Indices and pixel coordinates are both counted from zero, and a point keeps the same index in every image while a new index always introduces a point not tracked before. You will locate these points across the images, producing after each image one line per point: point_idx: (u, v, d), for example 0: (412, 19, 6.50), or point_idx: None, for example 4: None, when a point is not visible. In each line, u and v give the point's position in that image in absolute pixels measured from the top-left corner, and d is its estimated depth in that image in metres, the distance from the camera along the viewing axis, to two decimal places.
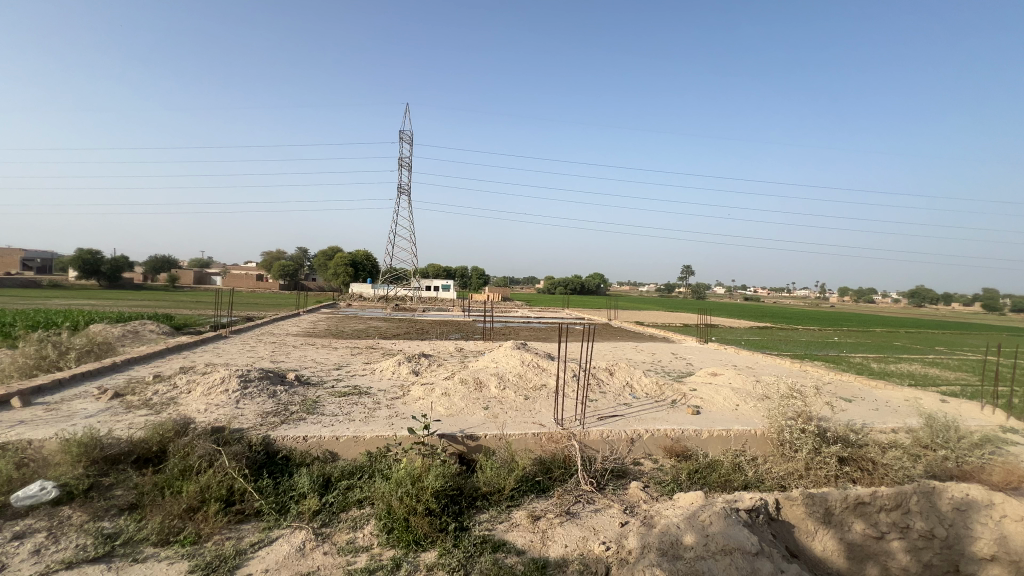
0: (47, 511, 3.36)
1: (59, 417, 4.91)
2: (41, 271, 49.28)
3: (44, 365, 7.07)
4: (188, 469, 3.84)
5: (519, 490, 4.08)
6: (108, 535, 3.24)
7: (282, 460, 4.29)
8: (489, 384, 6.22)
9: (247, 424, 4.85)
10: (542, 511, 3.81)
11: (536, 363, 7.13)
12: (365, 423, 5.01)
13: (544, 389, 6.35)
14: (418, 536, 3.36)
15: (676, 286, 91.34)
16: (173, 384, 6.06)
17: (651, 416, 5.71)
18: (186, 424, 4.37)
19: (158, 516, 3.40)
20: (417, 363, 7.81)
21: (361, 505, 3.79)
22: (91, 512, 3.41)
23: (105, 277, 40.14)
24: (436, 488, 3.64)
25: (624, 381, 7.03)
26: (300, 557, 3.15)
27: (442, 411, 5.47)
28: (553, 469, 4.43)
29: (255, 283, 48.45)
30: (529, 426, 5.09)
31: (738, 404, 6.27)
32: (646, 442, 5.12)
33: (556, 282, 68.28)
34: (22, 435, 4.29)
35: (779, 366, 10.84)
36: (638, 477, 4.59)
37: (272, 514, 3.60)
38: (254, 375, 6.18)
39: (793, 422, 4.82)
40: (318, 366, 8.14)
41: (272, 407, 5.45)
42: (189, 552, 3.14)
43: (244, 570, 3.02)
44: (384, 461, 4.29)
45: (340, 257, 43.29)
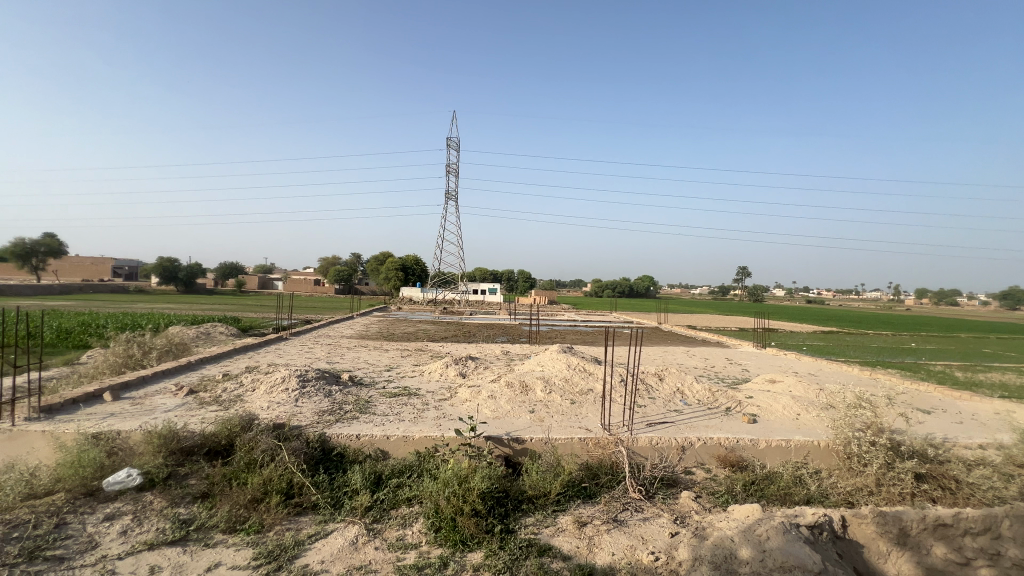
0: (132, 496, 3.70)
1: (143, 411, 5.39)
2: (128, 278, 54.19)
3: (131, 362, 7.81)
4: (252, 462, 4.10)
5: (565, 494, 4.05)
6: (183, 521, 3.52)
7: (337, 457, 4.48)
8: (536, 388, 6.21)
9: (305, 422, 5.11)
10: (589, 517, 3.76)
11: (583, 367, 7.06)
12: (413, 423, 5.14)
13: (590, 394, 6.26)
14: (465, 536, 3.41)
15: (730, 288, 87.97)
16: (240, 382, 6.50)
17: (703, 424, 5.49)
18: (251, 420, 4.66)
19: (227, 506, 3.66)
20: (464, 365, 7.92)
21: (410, 503, 3.90)
22: (169, 499, 3.71)
23: (182, 283, 43.67)
24: (482, 489, 3.67)
25: (675, 387, 6.80)
26: (353, 551, 3.28)
27: (488, 413, 5.53)
28: (600, 475, 4.36)
29: (314, 287, 51.15)
30: (575, 430, 5.03)
31: (800, 413, 5.92)
32: (697, 450, 4.91)
33: (604, 285, 67.53)
34: (112, 426, 4.75)
35: (845, 373, 10.14)
36: (689, 487, 4.43)
37: (327, 508, 3.77)
38: (311, 374, 6.51)
39: (861, 434, 4.48)
40: (370, 367, 8.44)
41: (327, 406, 5.71)
42: (253, 540, 3.35)
43: (302, 560, 3.18)
44: (432, 461, 4.39)
45: (392, 262, 44.92)
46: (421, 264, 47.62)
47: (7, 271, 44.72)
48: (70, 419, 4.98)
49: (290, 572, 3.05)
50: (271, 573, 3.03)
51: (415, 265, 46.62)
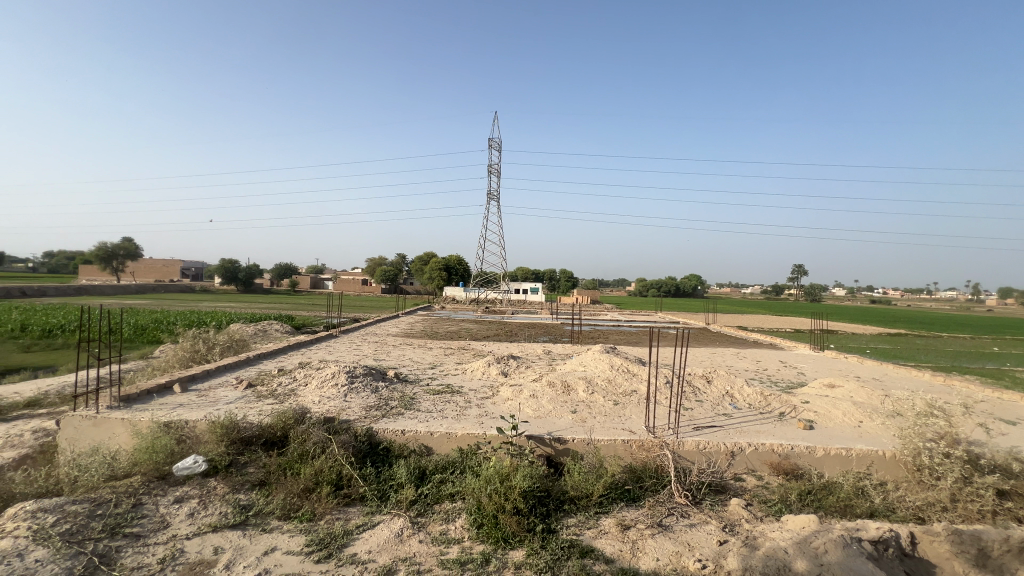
0: (198, 481, 3.97)
1: (207, 402, 5.77)
2: (194, 279, 58.13)
3: (197, 357, 8.38)
4: (304, 453, 4.30)
5: (608, 496, 3.99)
6: (243, 506, 3.74)
7: (383, 451, 4.62)
8: (578, 388, 6.16)
9: (354, 417, 5.31)
10: (632, 521, 3.68)
11: (626, 367, 6.93)
12: (456, 420, 5.22)
13: (634, 395, 6.13)
14: (507, 533, 3.43)
15: (784, 288, 83.73)
16: (293, 377, 6.84)
17: (755, 429, 5.25)
18: (303, 413, 4.89)
19: (282, 493, 3.86)
20: (506, 364, 7.97)
21: (453, 499, 3.97)
22: (230, 485, 3.96)
23: (241, 283, 46.37)
24: (524, 488, 3.68)
25: (724, 390, 6.54)
26: (398, 542, 3.38)
27: (530, 412, 5.54)
28: (644, 479, 4.26)
29: (362, 288, 53.00)
30: (619, 432, 4.94)
31: (862, 420, 5.55)
32: (748, 456, 4.70)
33: (648, 285, 66.06)
34: (181, 416, 5.12)
35: (915, 379, 9.39)
36: (739, 494, 4.25)
37: (374, 500, 3.90)
38: (359, 371, 6.76)
39: (933, 444, 4.14)
40: (414, 365, 8.66)
41: (374, 402, 5.91)
42: (305, 528, 3.51)
43: (350, 549, 3.31)
44: (474, 458, 4.45)
45: (436, 262, 45.83)
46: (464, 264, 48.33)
47: (93, 273, 49.15)
48: (145, 408, 5.42)
49: (339, 560, 3.18)
50: (322, 560, 3.17)
51: (459, 265, 47.29)
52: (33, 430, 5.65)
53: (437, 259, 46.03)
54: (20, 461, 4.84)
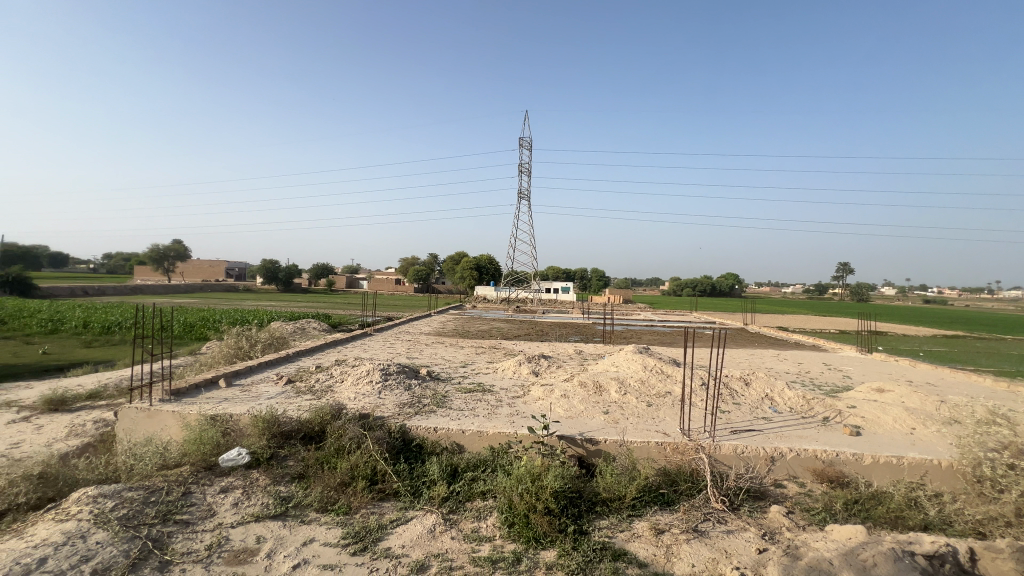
0: (242, 472, 4.15)
1: (251, 397, 6.03)
2: (238, 279, 60.69)
3: (240, 354, 8.77)
4: (341, 448, 4.42)
5: (640, 500, 3.91)
6: (283, 497, 3.88)
7: (416, 447, 4.70)
8: (610, 389, 6.08)
9: (388, 413, 5.43)
10: (666, 525, 3.61)
11: (660, 368, 6.79)
12: (488, 419, 5.24)
13: (668, 397, 6.00)
14: (538, 533, 3.42)
15: (828, 287, 80.11)
16: (330, 374, 7.06)
17: (796, 434, 5.04)
18: (339, 410, 5.03)
19: (319, 487, 3.99)
20: (537, 364, 7.95)
21: (484, 497, 3.99)
22: (272, 477, 4.12)
23: (280, 282, 48.07)
24: (555, 488, 3.65)
25: (763, 393, 6.31)
26: (430, 538, 3.43)
27: (561, 412, 5.50)
28: (679, 482, 4.16)
29: (395, 287, 54.08)
30: (652, 434, 4.83)
31: (915, 427, 5.24)
32: (790, 462, 4.52)
33: (683, 284, 64.61)
34: (226, 410, 5.36)
35: (975, 385, 8.79)
36: (779, 501, 4.09)
37: (407, 496, 3.97)
38: (393, 368, 6.90)
39: (995, 455, 3.84)
40: (446, 363, 8.76)
41: (407, 399, 6.01)
42: (342, 521, 3.61)
43: (384, 543, 3.38)
44: (506, 457, 4.46)
45: (467, 262, 46.21)
46: (495, 264, 48.57)
47: (146, 273, 52.12)
48: (193, 402, 5.70)
49: (374, 553, 3.25)
50: (358, 553, 3.25)
51: (490, 265, 47.53)
52: (95, 421, 6.05)
53: (468, 259, 46.41)
54: (83, 449, 5.19)
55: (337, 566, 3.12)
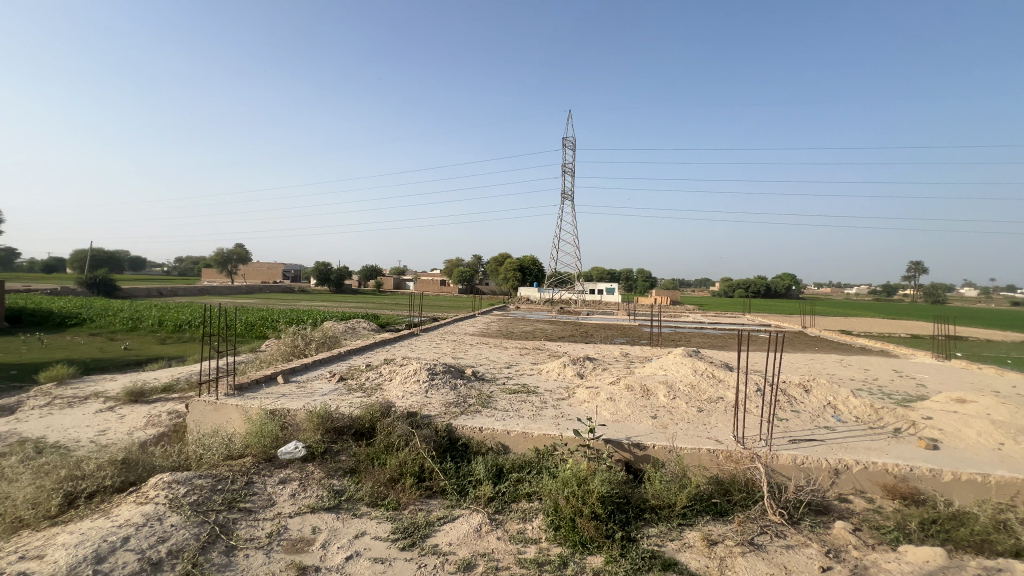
0: (299, 464, 4.36)
1: (306, 393, 6.33)
2: (294, 280, 63.99)
3: (296, 351, 9.22)
4: (390, 445, 4.55)
5: (692, 508, 3.77)
6: (337, 491, 4.04)
7: (462, 447, 4.76)
8: (658, 393, 5.91)
9: (435, 412, 5.53)
10: (719, 536, 3.46)
11: (711, 373, 6.53)
12: (533, 420, 5.22)
13: (721, 403, 5.76)
14: (585, 538, 3.38)
15: (897, 288, 74.47)
16: (380, 372, 7.29)
17: (863, 446, 4.70)
18: (388, 407, 5.18)
19: (370, 482, 4.12)
20: (582, 366, 7.86)
21: (530, 498, 3.98)
22: (326, 470, 4.30)
23: (333, 283, 50.19)
24: (602, 493, 3.58)
25: (825, 401, 5.94)
26: (476, 537, 3.46)
27: (608, 416, 5.40)
28: (732, 492, 3.97)
29: (440, 288, 55.17)
30: (704, 440, 4.65)
31: (1002, 443, 4.75)
32: (856, 476, 4.22)
33: (734, 285, 62.03)
34: (284, 405, 5.65)
35: None
36: (845, 517, 3.83)
37: (454, 494, 4.03)
38: (439, 368, 7.03)
39: None
40: (491, 364, 8.83)
41: (453, 398, 6.11)
42: (391, 516, 3.71)
43: (432, 540, 3.44)
44: (551, 459, 4.44)
45: (511, 262, 46.49)
46: (538, 264, 48.57)
47: (213, 275, 55.94)
48: (254, 396, 6.05)
49: (422, 549, 3.32)
50: (406, 548, 3.32)
51: (534, 266, 47.54)
52: (169, 412, 6.55)
53: (511, 260, 46.64)
54: (159, 438, 5.62)
55: (387, 560, 3.21)
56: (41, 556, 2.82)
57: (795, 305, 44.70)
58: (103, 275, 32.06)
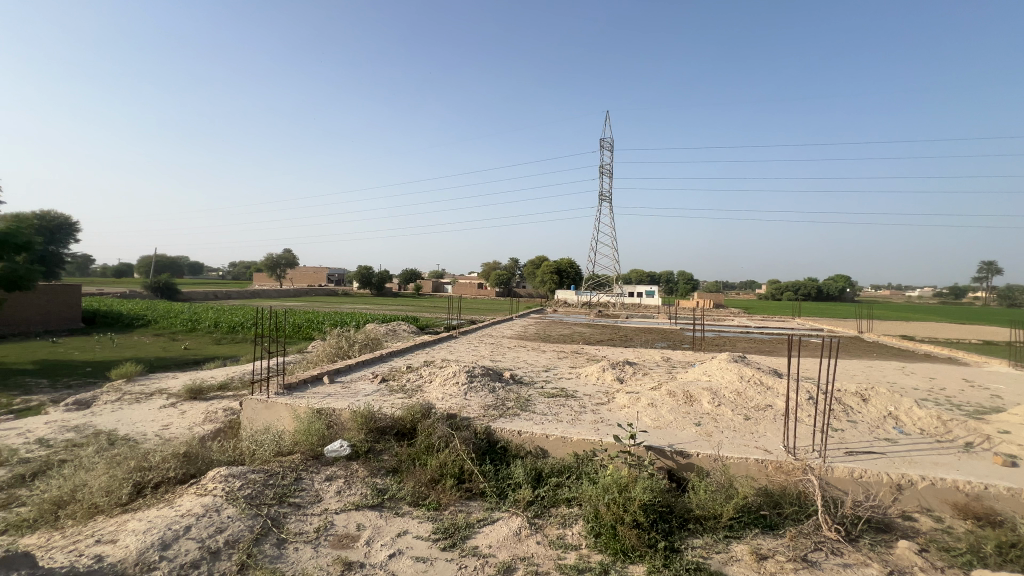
0: (344, 462, 4.50)
1: (351, 393, 6.54)
2: (338, 283, 66.38)
3: (340, 353, 9.56)
4: (431, 446, 4.63)
5: (739, 520, 3.63)
6: (380, 489, 4.14)
7: (501, 450, 4.79)
8: (702, 399, 5.72)
9: (474, 414, 5.59)
10: (769, 551, 3.31)
11: (759, 379, 6.27)
12: (572, 425, 5.17)
13: (769, 411, 5.52)
14: (626, 546, 3.31)
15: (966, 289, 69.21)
16: (420, 374, 7.44)
17: (929, 460, 4.37)
18: (429, 409, 5.27)
19: (412, 482, 4.21)
20: (621, 371, 7.73)
21: (569, 504, 3.94)
22: (369, 469, 4.42)
23: (374, 287, 51.82)
24: (644, 501, 3.49)
25: (885, 411, 5.57)
26: (516, 541, 3.46)
27: (649, 422, 5.28)
28: (783, 505, 3.79)
29: (478, 291, 55.81)
30: (751, 450, 4.46)
31: None
32: (921, 492, 3.95)
33: (782, 287, 59.58)
34: (330, 404, 5.87)
35: None
36: (909, 536, 3.58)
37: (493, 497, 4.05)
38: (478, 371, 7.10)
39: None
40: (529, 367, 8.83)
41: (492, 401, 6.15)
42: (432, 516, 3.77)
43: (472, 542, 3.47)
44: (591, 465, 4.38)
45: (547, 265, 46.51)
46: (575, 267, 48.30)
47: (264, 279, 58.96)
48: (303, 396, 6.31)
49: (462, 551, 3.35)
50: (447, 549, 3.36)
51: (571, 269, 47.29)
52: (225, 408, 6.94)
53: (548, 263, 46.66)
54: (216, 433, 5.96)
55: (428, 559, 3.26)
56: (114, 541, 3.04)
57: (846, 305, 49.28)
58: (166, 278, 34.39)
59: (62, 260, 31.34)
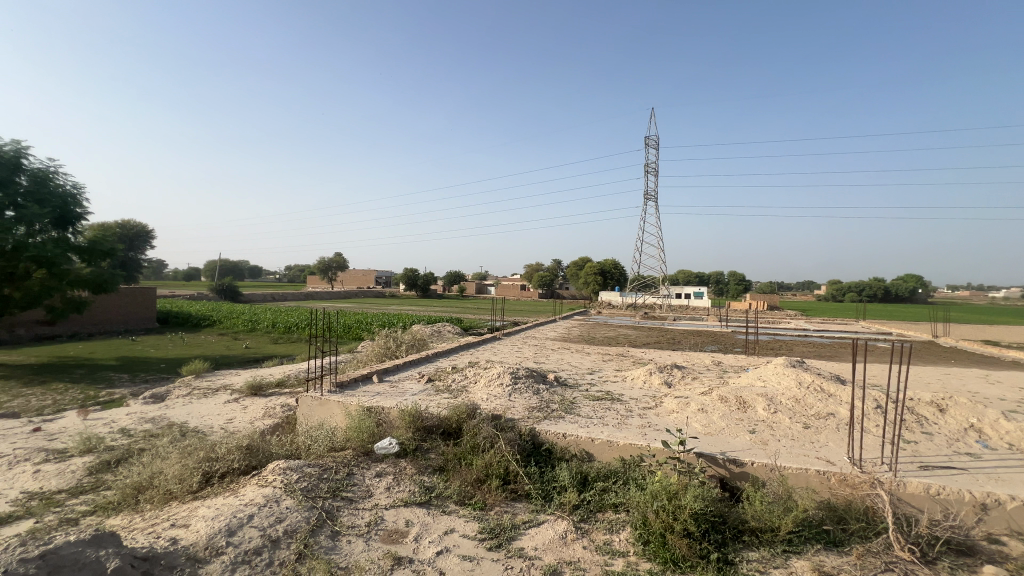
0: (393, 459, 4.63)
1: (398, 392, 6.73)
2: (385, 284, 68.50)
3: (388, 352, 9.88)
4: (476, 446, 4.68)
5: (799, 535, 3.43)
6: (427, 487, 4.23)
7: (546, 452, 4.77)
8: (757, 405, 5.47)
9: (518, 415, 5.61)
10: (833, 569, 3.12)
11: (820, 386, 5.91)
12: (618, 429, 5.07)
13: (832, 420, 5.18)
14: (676, 556, 3.22)
15: None
16: (465, 374, 7.54)
17: (1018, 478, 3.97)
18: (474, 409, 5.33)
19: (458, 481, 4.27)
20: (669, 374, 7.50)
21: (616, 509, 3.87)
22: (417, 467, 4.52)
23: (420, 289, 53.24)
24: (695, 510, 3.36)
25: (966, 423, 5.10)
26: (562, 545, 3.44)
27: (699, 428, 5.10)
28: (848, 521, 3.55)
29: (520, 292, 56.05)
30: (812, 460, 4.22)
31: None
32: (1011, 514, 3.59)
33: (844, 288, 56.09)
34: (379, 402, 6.06)
35: None
36: (996, 562, 3.26)
37: (539, 499, 4.05)
38: (522, 372, 7.11)
39: None
40: (573, 370, 8.76)
41: (536, 403, 6.15)
42: (478, 516, 3.82)
43: (519, 543, 3.47)
44: (638, 471, 4.27)
45: (591, 266, 46.05)
46: (619, 268, 47.51)
47: (317, 281, 61.86)
48: (353, 394, 6.56)
49: (508, 551, 3.37)
50: (493, 549, 3.39)
51: (615, 270, 46.55)
52: (282, 405, 7.32)
53: (592, 265, 46.19)
54: (275, 428, 6.29)
55: (475, 558, 3.30)
56: (186, 525, 3.27)
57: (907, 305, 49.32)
58: (230, 280, 36.73)
59: (139, 265, 34.20)
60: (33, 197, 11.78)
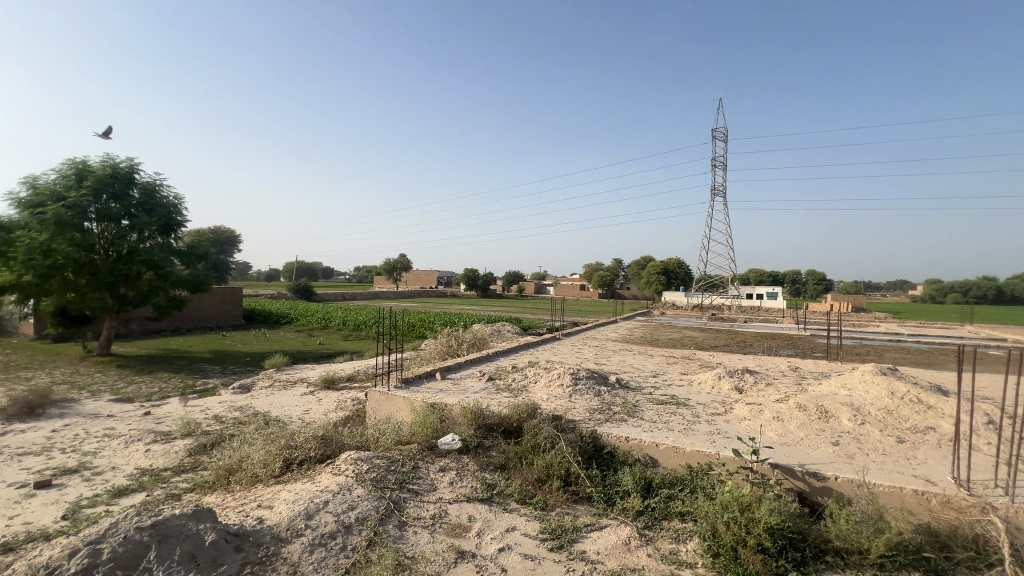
0: (456, 455, 4.74)
1: (460, 390, 6.88)
2: (447, 284, 70.37)
3: (450, 351, 10.14)
4: (537, 446, 4.68)
5: (892, 560, 3.12)
6: (489, 484, 4.30)
7: (608, 455, 4.67)
8: (841, 416, 5.03)
9: (580, 417, 5.54)
10: None
11: (917, 396, 5.32)
12: (684, 435, 4.87)
13: (932, 434, 4.65)
14: (750, 571, 3.04)
15: None
16: (525, 374, 7.58)
17: None
18: (535, 409, 5.33)
19: (519, 480, 4.30)
20: (740, 380, 7.09)
21: (683, 518, 3.72)
22: (479, 463, 4.60)
23: (480, 289, 54.18)
24: (770, 524, 3.14)
25: None
26: (626, 551, 3.36)
27: (775, 437, 4.78)
28: (953, 548, 3.17)
29: (579, 292, 55.44)
30: (907, 479, 3.81)
31: None
32: None
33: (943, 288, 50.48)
34: (442, 399, 6.24)
35: None
36: None
37: (601, 502, 3.98)
38: (582, 373, 7.02)
39: None
40: (636, 372, 8.52)
41: (597, 405, 6.05)
42: (539, 515, 3.82)
43: (580, 546, 3.43)
44: (707, 479, 4.07)
45: (654, 266, 44.62)
46: (684, 268, 45.66)
47: (384, 282, 64.81)
48: (417, 390, 6.80)
49: (569, 553, 3.34)
50: (555, 549, 3.38)
51: (680, 269, 44.79)
52: (353, 398, 7.73)
53: (654, 264, 44.75)
54: (347, 420, 6.67)
55: (537, 557, 3.30)
56: (270, 507, 3.55)
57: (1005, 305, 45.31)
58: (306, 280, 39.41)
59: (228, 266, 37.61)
60: (143, 208, 13.30)
